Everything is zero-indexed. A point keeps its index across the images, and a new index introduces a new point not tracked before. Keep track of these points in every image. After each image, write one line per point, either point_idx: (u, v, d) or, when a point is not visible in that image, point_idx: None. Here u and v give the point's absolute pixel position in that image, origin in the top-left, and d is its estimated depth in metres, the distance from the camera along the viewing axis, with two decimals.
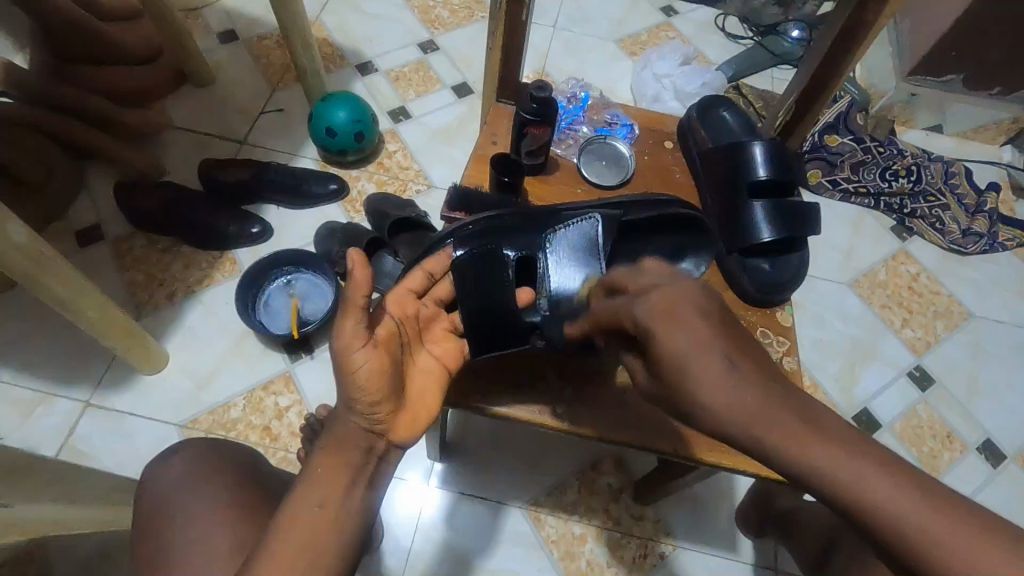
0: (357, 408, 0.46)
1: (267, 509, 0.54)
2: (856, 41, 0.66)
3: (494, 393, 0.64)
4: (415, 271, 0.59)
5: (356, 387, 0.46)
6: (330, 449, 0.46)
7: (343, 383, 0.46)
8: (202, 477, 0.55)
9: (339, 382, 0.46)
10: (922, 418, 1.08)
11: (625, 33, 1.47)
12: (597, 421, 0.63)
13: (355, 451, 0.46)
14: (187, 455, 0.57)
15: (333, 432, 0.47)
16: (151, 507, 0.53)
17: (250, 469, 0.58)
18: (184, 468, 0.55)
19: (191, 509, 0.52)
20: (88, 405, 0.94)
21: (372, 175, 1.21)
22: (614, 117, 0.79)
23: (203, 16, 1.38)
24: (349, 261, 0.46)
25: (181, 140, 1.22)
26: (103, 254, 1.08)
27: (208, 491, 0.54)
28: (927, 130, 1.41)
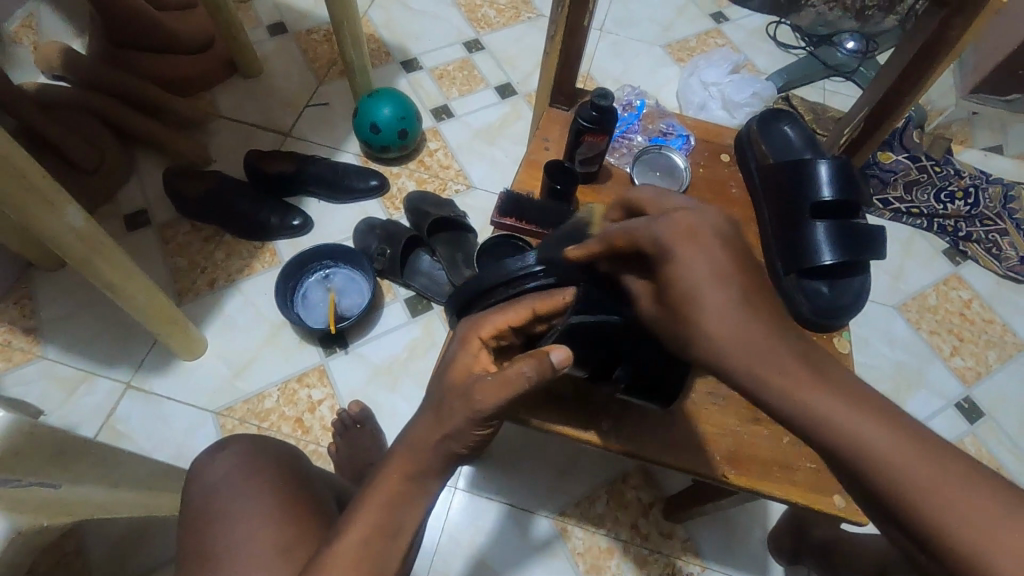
0: (456, 439, 0.44)
1: (311, 509, 0.54)
2: (934, 59, 0.63)
3: (537, 405, 0.62)
4: (524, 307, 0.49)
5: (468, 416, 0.43)
6: (400, 459, 0.45)
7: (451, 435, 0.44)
8: (246, 472, 0.55)
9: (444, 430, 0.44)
10: (969, 452, 1.03)
11: (673, 38, 1.44)
12: (643, 438, 0.62)
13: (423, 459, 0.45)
14: (234, 452, 0.57)
15: (415, 458, 0.45)
16: (196, 500, 0.53)
17: (293, 467, 0.57)
18: (230, 464, 0.55)
19: (236, 503, 0.52)
20: (129, 387, 0.96)
21: (413, 173, 1.21)
22: (670, 126, 0.77)
23: (254, 8, 1.40)
24: (554, 356, 0.43)
25: (228, 130, 1.23)
26: (149, 239, 1.10)
27: (252, 486, 0.53)
28: (986, 150, 1.36)
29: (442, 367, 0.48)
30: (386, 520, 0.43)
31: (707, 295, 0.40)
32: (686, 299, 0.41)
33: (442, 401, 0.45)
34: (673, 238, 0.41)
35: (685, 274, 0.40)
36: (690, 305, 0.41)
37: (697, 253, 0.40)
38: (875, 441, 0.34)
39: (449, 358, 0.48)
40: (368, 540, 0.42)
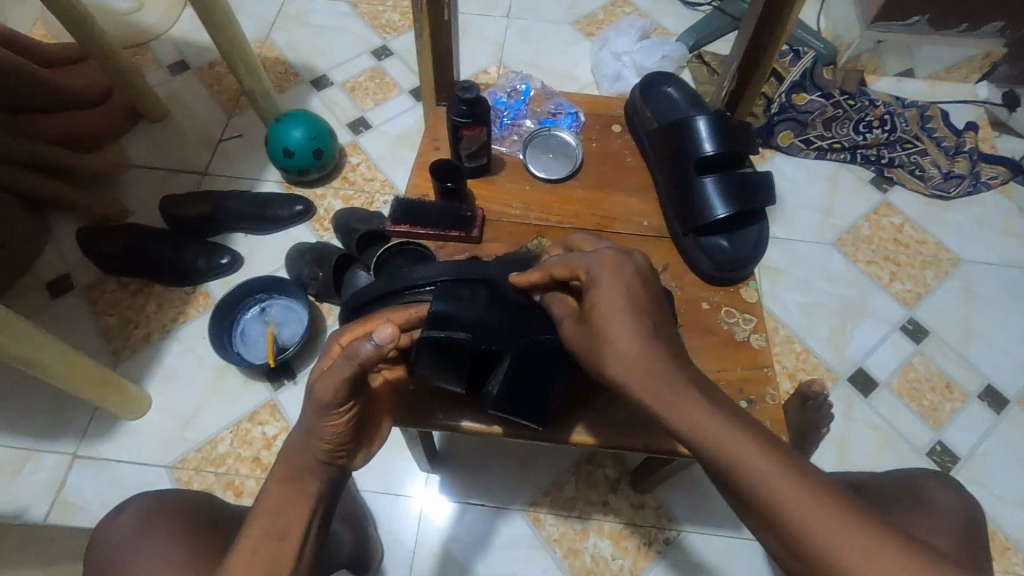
0: (326, 433, 0.49)
1: (206, 558, 0.51)
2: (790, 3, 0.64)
3: (457, 409, 0.62)
4: (377, 317, 0.52)
5: (323, 410, 0.48)
6: (280, 468, 0.50)
7: (310, 426, 0.49)
8: (142, 525, 0.54)
9: (306, 423, 0.50)
10: (920, 372, 1.06)
11: (580, 14, 1.44)
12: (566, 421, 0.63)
13: (298, 459, 0.50)
14: (131, 514, 0.55)
15: (292, 460, 0.50)
16: (97, 569, 0.53)
17: (200, 510, 0.57)
18: (126, 527, 0.54)
19: (133, 556, 0.52)
20: (76, 457, 0.94)
21: (337, 191, 1.20)
22: (558, 107, 0.78)
23: (150, 49, 1.36)
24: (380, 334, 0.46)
25: (141, 178, 1.20)
26: (75, 303, 1.07)
27: (145, 540, 0.53)
28: (899, 76, 1.38)
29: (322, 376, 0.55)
30: (276, 520, 0.47)
31: (624, 320, 0.48)
32: (605, 318, 0.49)
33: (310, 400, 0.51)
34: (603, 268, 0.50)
35: (609, 296, 0.49)
36: (608, 325, 0.48)
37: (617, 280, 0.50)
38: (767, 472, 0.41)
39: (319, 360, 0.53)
40: (260, 544, 0.45)
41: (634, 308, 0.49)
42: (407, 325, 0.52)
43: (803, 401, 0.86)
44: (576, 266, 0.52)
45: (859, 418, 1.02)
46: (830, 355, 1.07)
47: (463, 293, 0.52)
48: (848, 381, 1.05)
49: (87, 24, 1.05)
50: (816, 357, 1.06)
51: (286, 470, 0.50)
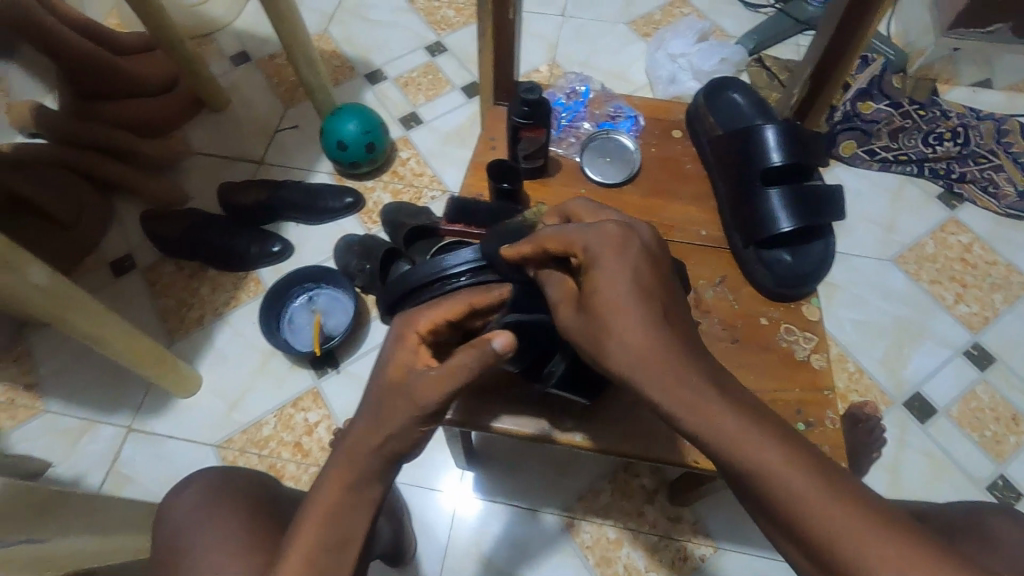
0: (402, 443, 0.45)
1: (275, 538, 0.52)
2: (862, 15, 0.63)
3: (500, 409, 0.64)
4: (460, 302, 0.50)
5: (403, 420, 0.45)
6: (337, 466, 0.45)
7: (388, 430, 0.45)
8: (206, 504, 0.55)
9: (383, 424, 0.45)
10: (983, 401, 1.00)
11: (636, 14, 1.41)
12: (603, 433, 0.63)
13: (359, 464, 0.45)
14: (200, 488, 0.57)
15: (354, 466, 0.45)
16: (168, 538, 0.54)
17: (258, 492, 0.58)
18: (197, 500, 0.56)
19: (193, 530, 0.53)
20: (130, 431, 0.98)
21: (387, 185, 1.21)
22: (618, 108, 0.76)
23: (215, 40, 1.40)
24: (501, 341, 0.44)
25: (201, 165, 1.24)
26: (136, 282, 1.12)
27: (215, 514, 0.54)
28: (974, 86, 1.31)
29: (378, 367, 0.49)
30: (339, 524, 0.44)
31: (633, 313, 0.43)
32: (610, 306, 0.44)
33: (381, 399, 0.46)
34: (603, 248, 0.45)
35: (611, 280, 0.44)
36: (613, 314, 0.43)
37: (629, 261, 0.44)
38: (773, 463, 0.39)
39: (386, 357, 0.48)
40: (313, 556, 0.43)
41: (634, 294, 0.43)
42: (486, 306, 0.51)
43: (854, 424, 0.82)
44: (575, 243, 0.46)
45: (913, 445, 0.97)
46: (885, 377, 1.02)
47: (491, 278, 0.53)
48: (904, 406, 1.00)
49: (159, 14, 1.09)
50: (870, 379, 1.02)
51: (347, 472, 0.45)
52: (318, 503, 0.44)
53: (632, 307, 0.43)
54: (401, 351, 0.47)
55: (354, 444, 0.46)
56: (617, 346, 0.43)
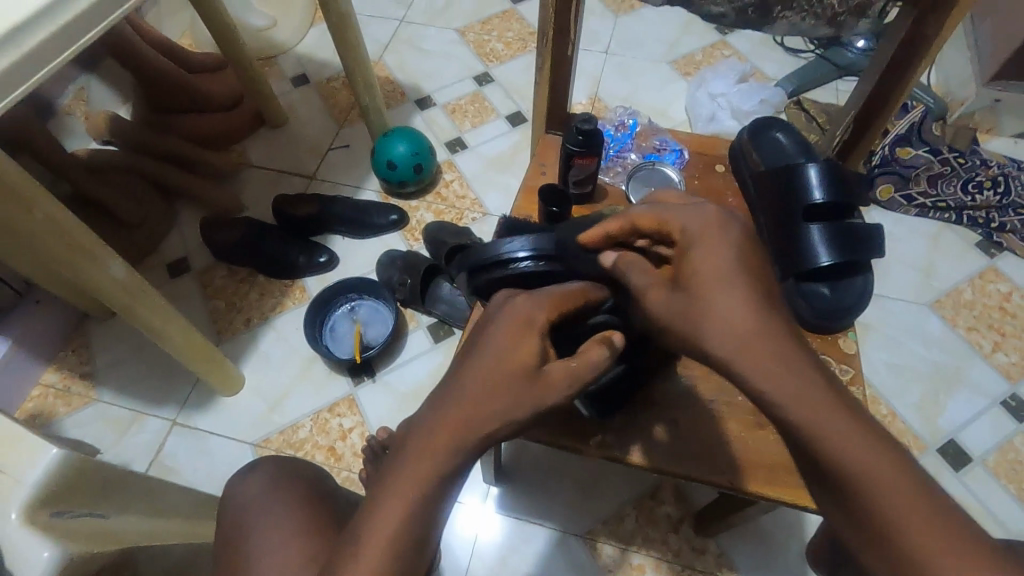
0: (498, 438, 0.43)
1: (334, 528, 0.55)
2: (907, 68, 0.65)
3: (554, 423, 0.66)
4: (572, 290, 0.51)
5: (511, 414, 0.42)
6: (419, 459, 0.41)
7: (493, 414, 0.42)
8: (269, 491, 0.59)
9: (488, 408, 0.42)
10: (1021, 453, 0.98)
11: (678, 54, 1.46)
12: (652, 452, 0.64)
13: (447, 461, 0.41)
14: (265, 473, 0.60)
15: (447, 454, 0.41)
16: (233, 516, 0.58)
17: (318, 486, 0.61)
18: (260, 485, 0.59)
19: (259, 512, 0.57)
20: (175, 424, 1.02)
21: (430, 205, 1.26)
22: (664, 142, 0.80)
23: (278, 63, 1.50)
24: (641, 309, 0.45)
25: (257, 177, 1.31)
26: (190, 284, 1.18)
27: (277, 500, 0.57)
28: (1016, 138, 1.31)
29: (480, 347, 0.45)
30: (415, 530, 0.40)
31: (732, 293, 0.41)
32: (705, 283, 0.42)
33: (491, 387, 0.43)
34: (703, 229, 0.44)
35: (711, 256, 0.43)
36: (707, 290, 0.42)
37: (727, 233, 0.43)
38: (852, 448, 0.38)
39: (495, 337, 0.45)
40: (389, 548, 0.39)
41: (735, 267, 0.42)
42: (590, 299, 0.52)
43: None
44: (669, 223, 0.46)
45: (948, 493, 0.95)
46: (919, 422, 1.01)
47: (557, 270, 0.54)
48: (939, 452, 0.98)
49: (233, 37, 1.18)
50: (903, 422, 1.01)
51: (434, 468, 0.41)
52: (396, 489, 0.41)
53: (732, 284, 0.42)
54: (529, 341, 0.45)
55: (447, 436, 0.41)
56: (710, 328, 0.41)
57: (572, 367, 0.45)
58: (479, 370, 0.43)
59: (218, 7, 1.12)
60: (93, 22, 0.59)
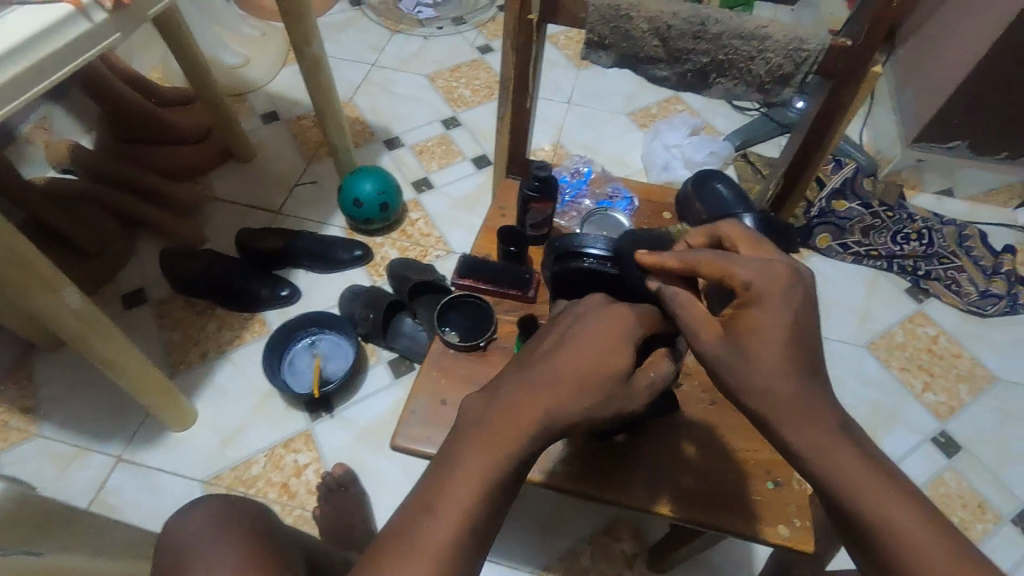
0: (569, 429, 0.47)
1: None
2: (828, 125, 0.73)
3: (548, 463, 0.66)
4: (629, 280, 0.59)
5: (589, 412, 0.47)
6: (504, 432, 0.45)
7: (578, 403, 0.47)
8: (215, 527, 0.58)
9: (579, 398, 0.47)
10: (951, 487, 1.04)
11: (636, 107, 1.56)
12: (631, 487, 0.66)
13: (522, 445, 0.45)
14: (206, 512, 0.60)
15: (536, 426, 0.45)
16: (169, 554, 0.57)
17: (258, 528, 0.61)
18: (202, 522, 0.59)
19: (196, 552, 0.56)
20: (120, 460, 0.99)
21: (395, 241, 1.29)
22: (615, 190, 0.85)
23: (248, 99, 1.52)
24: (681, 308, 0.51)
25: (222, 210, 1.32)
26: (146, 315, 1.16)
27: (216, 541, 0.57)
28: (938, 194, 1.44)
29: (578, 335, 0.50)
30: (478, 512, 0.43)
31: (779, 345, 0.46)
32: (756, 335, 0.46)
33: (580, 377, 0.47)
34: (768, 279, 0.47)
35: (761, 315, 0.46)
36: (755, 341, 0.46)
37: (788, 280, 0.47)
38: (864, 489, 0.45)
39: (593, 332, 0.50)
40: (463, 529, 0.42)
41: (784, 327, 0.46)
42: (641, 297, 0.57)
43: None
44: (732, 275, 0.48)
45: None
46: None
47: (610, 271, 0.62)
48: None
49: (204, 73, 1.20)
50: None
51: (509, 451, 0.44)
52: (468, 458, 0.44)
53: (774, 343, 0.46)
54: (623, 348, 0.49)
55: (530, 421, 0.45)
56: (752, 370, 0.46)
57: (648, 378, 0.51)
58: (577, 360, 0.48)
59: (190, 44, 1.15)
60: (66, 59, 0.61)
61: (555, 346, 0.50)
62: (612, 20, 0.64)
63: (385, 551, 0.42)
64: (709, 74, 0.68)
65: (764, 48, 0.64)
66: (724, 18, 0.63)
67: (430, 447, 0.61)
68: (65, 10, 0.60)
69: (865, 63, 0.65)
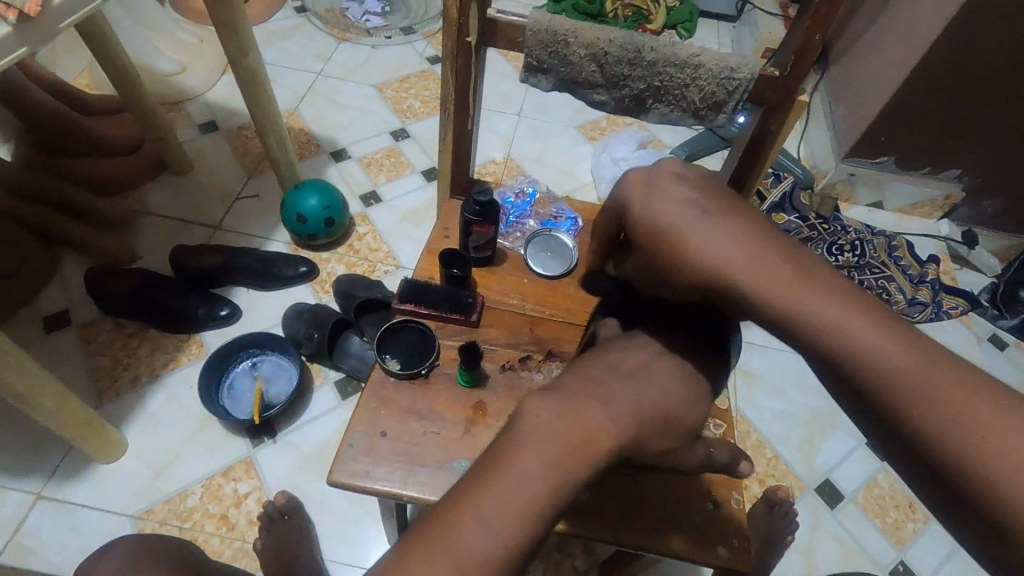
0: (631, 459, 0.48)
1: None
2: (760, 153, 0.74)
3: None
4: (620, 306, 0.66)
5: (654, 456, 0.50)
6: (585, 435, 0.44)
7: (651, 442, 0.49)
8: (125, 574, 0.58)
9: (653, 434, 0.49)
10: (885, 489, 1.09)
11: (584, 120, 1.58)
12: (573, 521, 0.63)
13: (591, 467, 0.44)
14: (119, 556, 0.60)
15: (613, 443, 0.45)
16: None
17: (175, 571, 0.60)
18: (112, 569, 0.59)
19: None
20: (40, 497, 0.92)
21: (342, 257, 1.25)
22: (560, 211, 0.87)
23: (185, 108, 1.46)
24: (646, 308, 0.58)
25: (156, 226, 1.25)
26: (70, 339, 1.08)
27: None
28: (870, 207, 1.53)
29: (666, 379, 0.52)
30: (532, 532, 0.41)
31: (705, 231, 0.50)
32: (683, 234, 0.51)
33: (663, 413, 0.50)
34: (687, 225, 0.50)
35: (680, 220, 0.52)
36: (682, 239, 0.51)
37: (697, 210, 0.52)
38: (838, 324, 0.44)
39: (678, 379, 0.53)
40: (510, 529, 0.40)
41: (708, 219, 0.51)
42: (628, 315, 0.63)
43: (769, 507, 0.88)
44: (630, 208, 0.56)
45: (825, 530, 1.04)
46: (799, 464, 1.10)
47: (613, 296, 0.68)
48: (816, 492, 1.07)
49: (134, 82, 1.14)
50: (785, 463, 1.09)
51: (581, 470, 0.43)
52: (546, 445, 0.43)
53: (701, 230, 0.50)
54: (698, 406, 0.52)
55: (608, 445, 0.45)
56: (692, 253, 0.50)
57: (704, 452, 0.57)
58: (662, 409, 0.50)
59: (119, 53, 1.09)
60: None
61: (639, 374, 0.51)
62: (551, 45, 0.66)
63: (429, 555, 0.39)
64: (646, 99, 0.70)
65: (698, 76, 0.66)
66: (659, 45, 0.65)
67: (370, 482, 0.59)
68: None
69: (794, 92, 0.67)
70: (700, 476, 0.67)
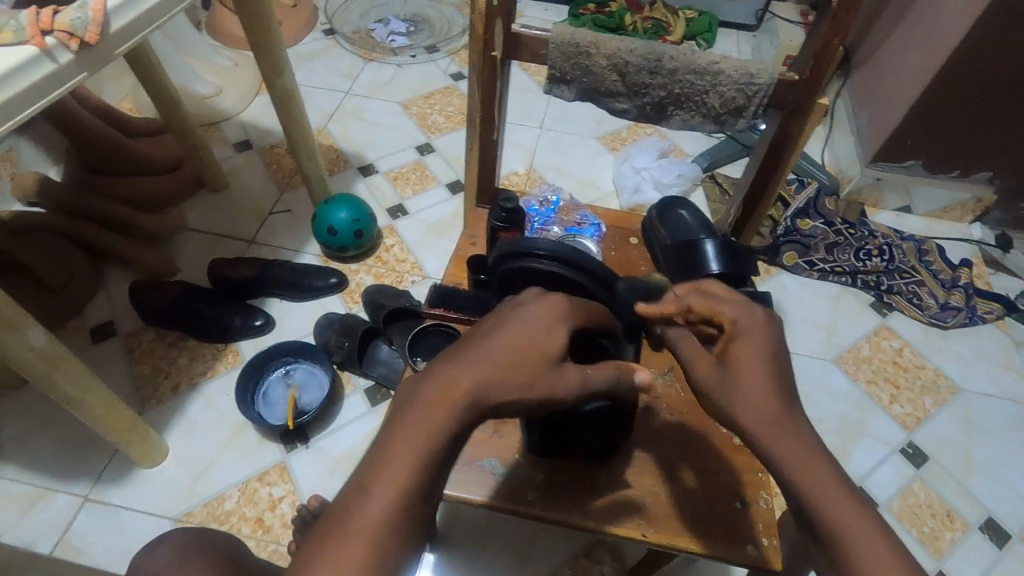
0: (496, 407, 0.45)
1: None
2: (782, 156, 0.75)
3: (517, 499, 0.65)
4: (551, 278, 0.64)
5: (521, 395, 0.45)
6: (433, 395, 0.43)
7: (503, 387, 0.44)
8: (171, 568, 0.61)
9: (505, 376, 0.45)
10: (920, 497, 1.07)
11: (606, 130, 1.60)
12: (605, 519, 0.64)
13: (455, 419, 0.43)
14: (169, 547, 0.63)
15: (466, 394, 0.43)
16: None
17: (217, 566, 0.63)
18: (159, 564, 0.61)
19: None
20: (87, 500, 0.96)
21: (370, 268, 1.29)
22: (583, 218, 0.89)
23: (221, 128, 1.53)
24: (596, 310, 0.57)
25: (194, 240, 1.31)
26: (114, 349, 1.14)
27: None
28: (897, 211, 1.49)
29: (513, 323, 0.47)
30: (425, 488, 0.42)
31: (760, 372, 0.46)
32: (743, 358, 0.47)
33: (513, 355, 0.45)
34: (752, 326, 0.49)
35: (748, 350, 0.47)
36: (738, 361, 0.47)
37: (767, 344, 0.48)
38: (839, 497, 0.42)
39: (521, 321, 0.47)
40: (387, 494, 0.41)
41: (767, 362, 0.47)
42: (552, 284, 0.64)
43: None
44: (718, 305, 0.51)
45: None
46: None
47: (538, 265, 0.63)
48: None
49: (174, 104, 1.20)
50: None
51: (443, 423, 0.43)
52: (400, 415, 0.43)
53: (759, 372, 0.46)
54: (555, 336, 0.47)
55: (462, 395, 0.43)
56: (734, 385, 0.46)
57: (581, 373, 0.48)
58: (512, 342, 0.46)
59: (162, 78, 1.16)
60: (29, 100, 0.61)
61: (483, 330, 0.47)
62: (573, 57, 0.68)
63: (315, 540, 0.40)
64: (667, 106, 0.72)
65: (718, 82, 0.68)
66: (678, 54, 0.67)
67: None
68: (30, 52, 0.60)
69: (814, 96, 0.68)
70: (728, 479, 0.67)
